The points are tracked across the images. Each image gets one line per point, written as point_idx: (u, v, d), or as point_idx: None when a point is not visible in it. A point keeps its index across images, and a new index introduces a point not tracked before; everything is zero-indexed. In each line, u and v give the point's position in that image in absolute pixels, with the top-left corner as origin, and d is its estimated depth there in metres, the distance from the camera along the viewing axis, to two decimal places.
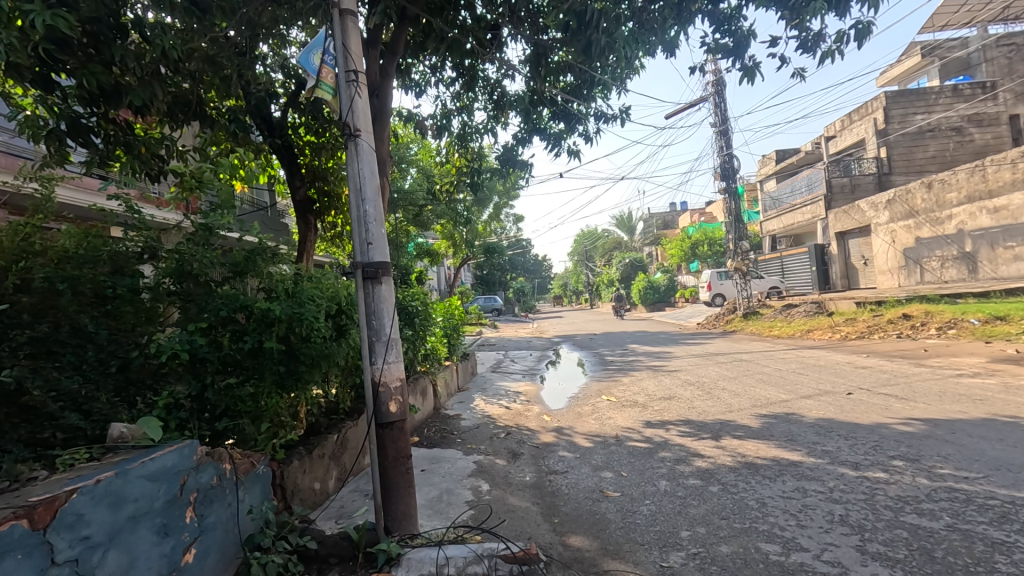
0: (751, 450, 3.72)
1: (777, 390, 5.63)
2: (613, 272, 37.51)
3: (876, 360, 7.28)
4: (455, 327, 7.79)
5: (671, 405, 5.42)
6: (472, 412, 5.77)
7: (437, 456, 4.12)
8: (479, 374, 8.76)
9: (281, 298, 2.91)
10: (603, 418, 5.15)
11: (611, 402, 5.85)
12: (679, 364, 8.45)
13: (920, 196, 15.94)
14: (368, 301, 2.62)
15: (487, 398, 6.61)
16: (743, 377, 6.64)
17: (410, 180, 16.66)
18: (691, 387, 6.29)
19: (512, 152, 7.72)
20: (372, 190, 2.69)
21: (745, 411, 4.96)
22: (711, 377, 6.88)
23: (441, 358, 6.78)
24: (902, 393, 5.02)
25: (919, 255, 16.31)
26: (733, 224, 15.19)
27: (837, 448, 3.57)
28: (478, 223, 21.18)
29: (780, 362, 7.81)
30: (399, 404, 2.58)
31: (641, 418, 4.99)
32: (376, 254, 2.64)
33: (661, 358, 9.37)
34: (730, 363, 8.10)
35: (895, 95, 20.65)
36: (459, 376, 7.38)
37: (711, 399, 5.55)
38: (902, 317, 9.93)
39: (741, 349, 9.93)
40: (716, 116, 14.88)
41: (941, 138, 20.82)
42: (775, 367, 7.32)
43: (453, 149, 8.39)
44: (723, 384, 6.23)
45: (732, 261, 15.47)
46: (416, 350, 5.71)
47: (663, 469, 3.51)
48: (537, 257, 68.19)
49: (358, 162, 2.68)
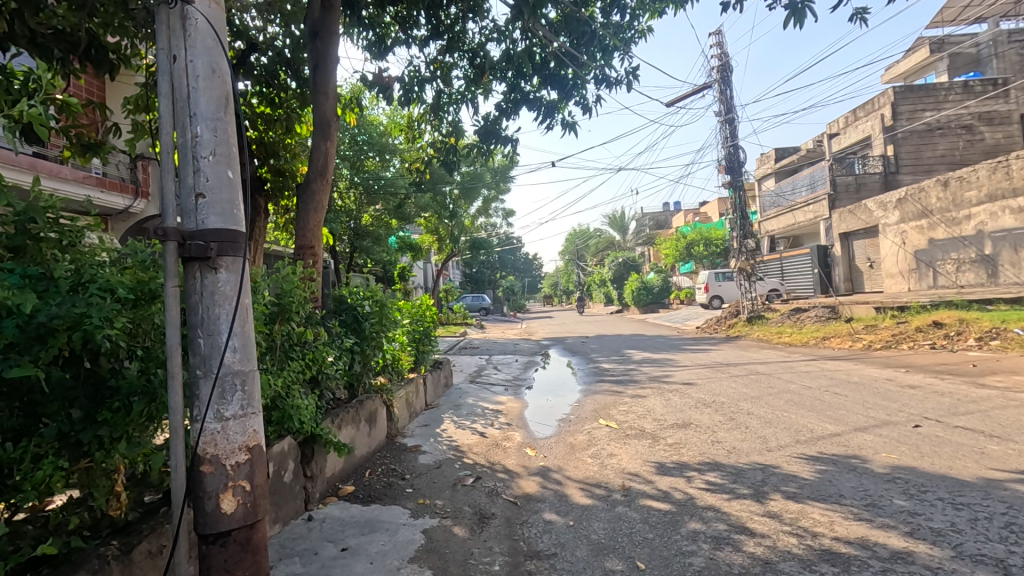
0: (824, 525, 2.56)
1: (820, 419, 4.48)
2: (606, 272, 36.59)
3: (921, 377, 6.17)
4: (428, 330, 6.65)
5: (688, 438, 4.27)
6: (436, 442, 4.56)
7: (371, 522, 2.91)
8: (455, 385, 7.54)
9: (59, 286, 1.65)
10: (604, 456, 3.96)
11: (611, 430, 4.69)
12: (687, 375, 7.32)
13: (935, 195, 14.97)
14: (193, 300, 1.41)
15: (459, 420, 5.41)
16: (769, 397, 5.51)
17: (392, 171, 15.51)
18: (710, 411, 5.13)
19: (494, 123, 6.50)
20: (209, 102, 1.47)
21: (787, 449, 3.81)
22: (730, 397, 5.73)
23: (405, 371, 5.64)
24: (988, 428, 3.89)
25: (932, 258, 15.40)
26: (738, 221, 14.12)
27: (953, 528, 2.42)
28: (464, 217, 20.01)
29: (805, 377, 6.69)
30: (242, 500, 1.37)
31: (653, 457, 3.83)
32: (213, 220, 1.44)
33: (664, 367, 8.21)
34: (746, 377, 6.96)
35: (903, 91, 19.75)
36: (428, 390, 6.18)
37: (739, 430, 4.39)
38: (932, 324, 8.86)
39: (753, 359, 8.82)
40: (721, 105, 13.84)
41: (950, 136, 19.91)
42: (802, 384, 6.18)
43: (426, 122, 7.20)
44: (748, 408, 5.10)
45: (736, 260, 14.34)
46: (367, 361, 4.50)
47: (701, 560, 2.34)
48: (528, 256, 67.07)
49: (184, 48, 1.47)
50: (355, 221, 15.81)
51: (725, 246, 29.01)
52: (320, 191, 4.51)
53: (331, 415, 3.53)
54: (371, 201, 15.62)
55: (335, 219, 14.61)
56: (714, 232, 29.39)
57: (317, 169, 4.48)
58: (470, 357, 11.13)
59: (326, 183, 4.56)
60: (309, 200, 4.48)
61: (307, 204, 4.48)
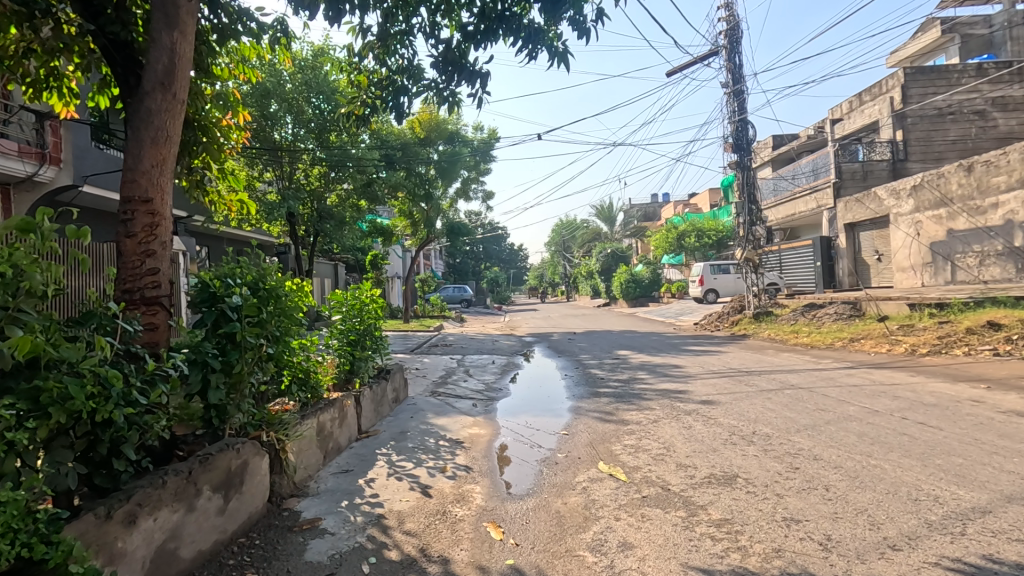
0: None
1: (937, 476, 2.95)
2: (593, 264, 35.03)
3: (1017, 397, 4.71)
4: (370, 331, 4.99)
5: (746, 511, 2.70)
6: (346, 512, 2.91)
7: None
8: (409, 399, 5.88)
9: None
10: (613, 552, 2.38)
11: (620, 490, 3.11)
12: (704, 389, 5.78)
13: (956, 181, 13.67)
14: None
15: (396, 462, 3.76)
16: (830, 429, 4.00)
17: (361, 145, 13.81)
18: (757, 454, 3.56)
19: (457, 50, 4.80)
20: None
21: (923, 543, 2.27)
22: (774, 426, 4.19)
23: (322, 391, 3.97)
24: None
25: (951, 251, 14.16)
26: (745, 205, 12.63)
27: None
28: (441, 200, 18.28)
29: (859, 394, 5.18)
30: None
31: (698, 559, 2.25)
32: None
33: (671, 377, 6.66)
34: (781, 393, 5.43)
35: (914, 73, 18.49)
36: (364, 415, 4.51)
37: (818, 494, 2.84)
38: (986, 326, 7.44)
39: (776, 365, 7.32)
40: (727, 75, 12.35)
41: (962, 122, 18.67)
42: (863, 406, 4.66)
43: (368, 56, 5.40)
44: (811, 449, 3.56)
45: (741, 251, 12.88)
46: (237, 382, 2.83)
47: None
48: (513, 248, 65.40)
49: None
50: (319, 202, 14.12)
51: (718, 238, 27.61)
52: (159, 110, 2.79)
53: (111, 499, 1.90)
54: (338, 179, 13.86)
55: (293, 197, 12.85)
56: (707, 223, 27.96)
57: (155, 76, 2.77)
58: (440, 358, 9.51)
59: (174, 102, 2.84)
60: (142, 125, 2.76)
61: (138, 131, 2.76)
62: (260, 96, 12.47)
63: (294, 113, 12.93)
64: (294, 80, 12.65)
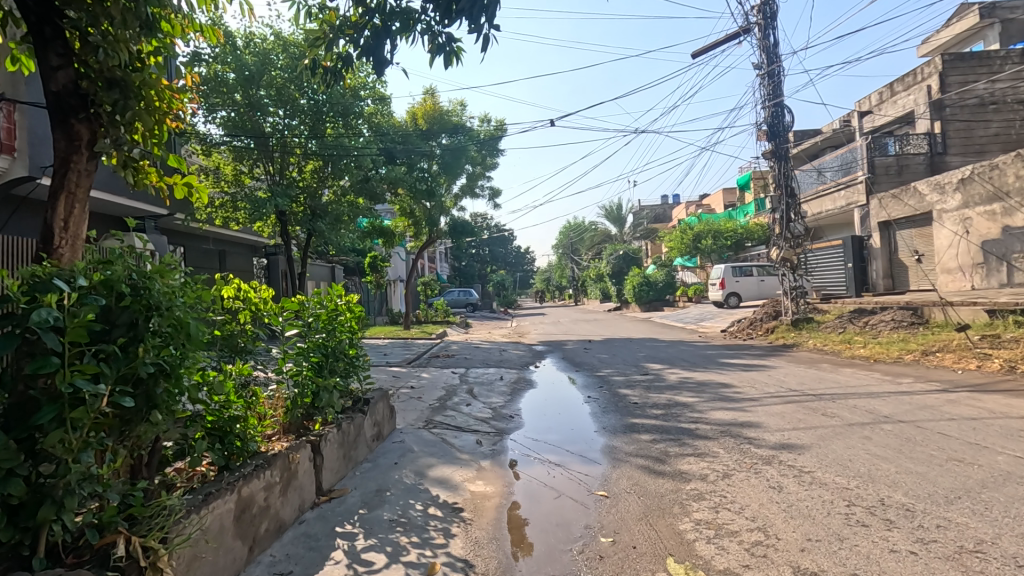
0: None
1: None
2: (604, 266, 33.65)
3: None
4: (341, 351, 3.73)
5: None
6: None
7: None
8: (397, 433, 4.67)
9: None
10: None
11: None
12: (773, 423, 4.49)
13: (1014, 173, 12.30)
14: None
15: (357, 552, 2.53)
16: (1003, 501, 2.70)
17: (361, 138, 12.68)
18: (917, 552, 2.28)
19: None
20: None
21: None
22: (909, 490, 2.91)
23: (258, 444, 2.76)
24: None
25: (1007, 250, 12.77)
26: (782, 200, 11.34)
27: None
28: (444, 198, 17.09)
29: (993, 433, 3.87)
30: None
31: None
32: None
33: (722, 402, 5.37)
34: (881, 429, 4.14)
35: (953, 59, 17.10)
36: (327, 470, 3.29)
37: None
38: None
39: (845, 386, 6.02)
40: (761, 55, 11.09)
41: (1006, 112, 17.26)
42: (1016, 457, 3.35)
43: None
44: (1004, 544, 2.28)
45: (778, 250, 11.55)
46: (55, 464, 1.61)
47: None
48: (519, 251, 64.15)
49: None
50: (312, 198, 12.83)
51: (737, 239, 26.23)
52: None
53: None
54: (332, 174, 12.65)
55: (283, 194, 11.57)
56: (725, 223, 26.57)
57: None
58: (441, 372, 8.28)
59: None
60: None
61: None
62: (245, 81, 11.31)
63: (286, 103, 11.73)
64: (283, 64, 11.49)
